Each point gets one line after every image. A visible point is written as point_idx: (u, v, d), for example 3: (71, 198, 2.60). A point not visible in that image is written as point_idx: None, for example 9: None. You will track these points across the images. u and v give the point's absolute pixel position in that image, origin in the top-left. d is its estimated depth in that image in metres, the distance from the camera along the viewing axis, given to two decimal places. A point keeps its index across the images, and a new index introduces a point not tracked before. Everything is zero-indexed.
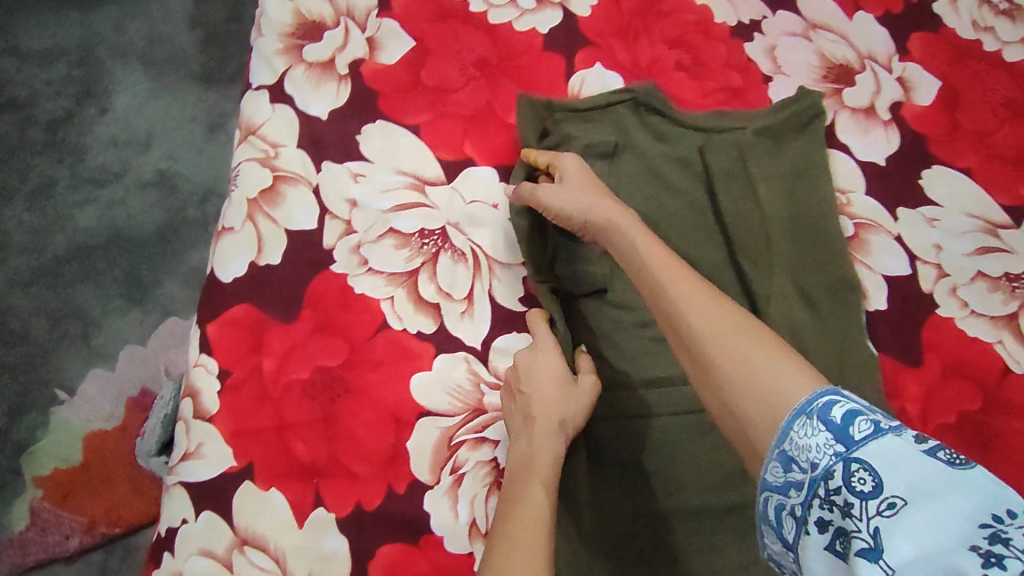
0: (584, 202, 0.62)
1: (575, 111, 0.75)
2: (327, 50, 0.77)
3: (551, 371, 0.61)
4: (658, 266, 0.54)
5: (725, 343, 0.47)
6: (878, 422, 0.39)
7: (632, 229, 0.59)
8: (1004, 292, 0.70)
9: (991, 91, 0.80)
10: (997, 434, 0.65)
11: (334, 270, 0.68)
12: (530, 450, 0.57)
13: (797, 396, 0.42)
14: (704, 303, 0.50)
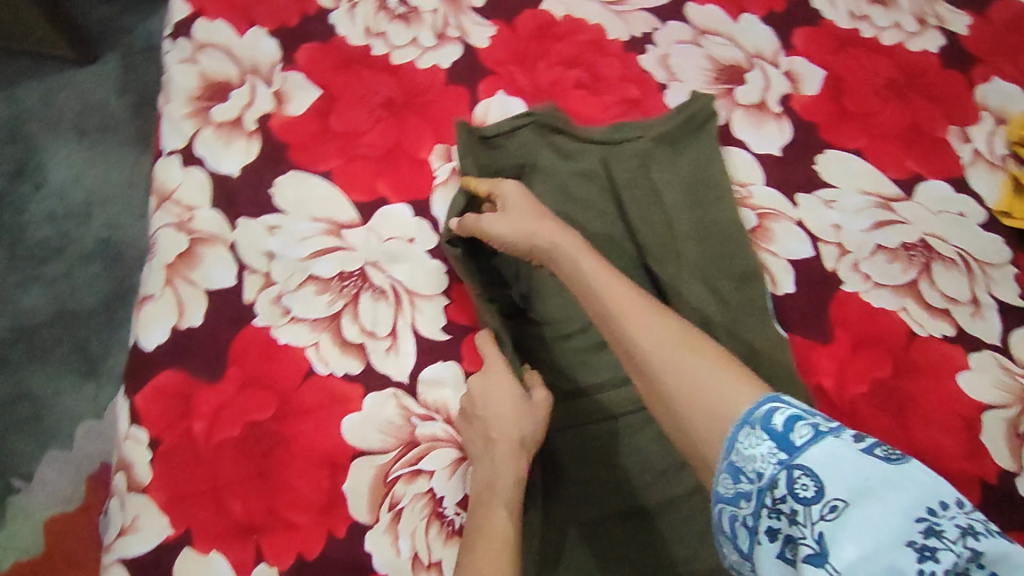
0: (527, 228, 0.63)
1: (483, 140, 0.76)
2: (234, 109, 0.77)
3: (508, 394, 0.62)
4: (604, 287, 0.56)
5: (674, 361, 0.51)
6: (816, 426, 0.44)
7: (578, 254, 0.60)
8: (902, 262, 0.75)
9: (874, 74, 0.84)
10: (909, 397, 0.69)
11: (256, 323, 0.68)
12: (494, 475, 0.59)
13: (741, 406, 0.47)
14: (652, 321, 0.53)
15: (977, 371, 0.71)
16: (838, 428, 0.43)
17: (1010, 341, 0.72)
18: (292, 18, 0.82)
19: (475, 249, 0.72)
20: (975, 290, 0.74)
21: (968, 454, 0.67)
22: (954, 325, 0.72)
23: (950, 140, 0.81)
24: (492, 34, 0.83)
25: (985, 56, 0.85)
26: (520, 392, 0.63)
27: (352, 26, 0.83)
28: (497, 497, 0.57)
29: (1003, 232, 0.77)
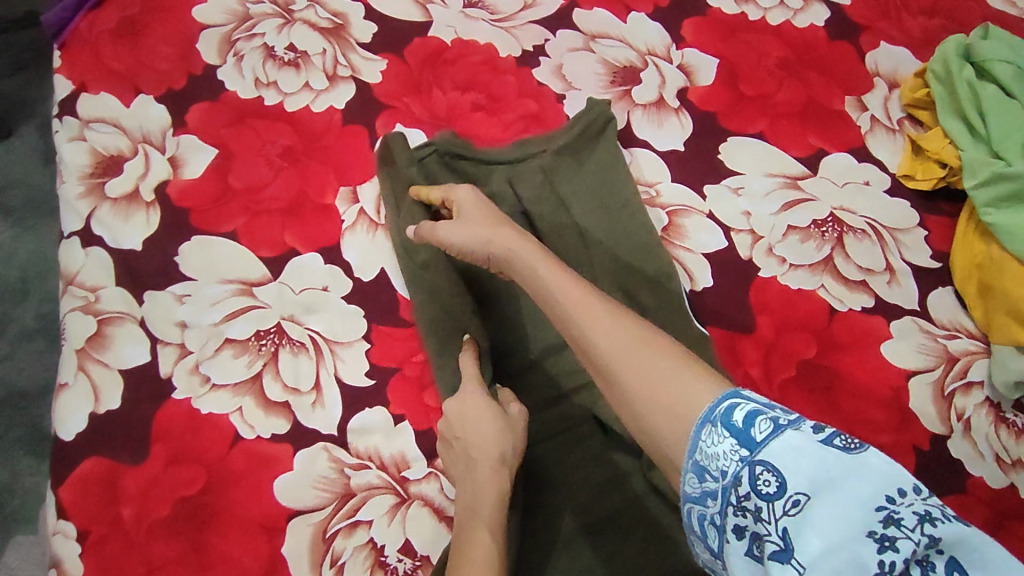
0: (482, 234, 0.57)
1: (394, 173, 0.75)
2: (129, 181, 0.75)
3: (487, 413, 0.60)
4: (563, 288, 0.51)
5: (629, 362, 0.45)
6: (776, 419, 0.39)
7: (535, 258, 0.54)
8: (816, 239, 0.75)
9: (765, 56, 0.85)
10: (836, 373, 0.69)
11: (175, 397, 0.66)
12: (475, 497, 0.57)
13: (701, 405, 0.42)
14: (608, 322, 0.48)
15: (899, 338, 0.71)
16: (799, 418, 0.39)
17: (927, 302, 0.73)
18: (179, 81, 0.81)
19: (434, 264, 0.70)
20: (890, 258, 0.75)
21: (899, 423, 0.67)
22: (873, 295, 0.73)
23: (848, 110, 0.82)
24: (383, 68, 0.83)
25: (868, 24, 0.87)
26: (496, 408, 0.60)
27: (242, 79, 0.82)
28: (480, 516, 0.56)
29: (908, 194, 0.78)
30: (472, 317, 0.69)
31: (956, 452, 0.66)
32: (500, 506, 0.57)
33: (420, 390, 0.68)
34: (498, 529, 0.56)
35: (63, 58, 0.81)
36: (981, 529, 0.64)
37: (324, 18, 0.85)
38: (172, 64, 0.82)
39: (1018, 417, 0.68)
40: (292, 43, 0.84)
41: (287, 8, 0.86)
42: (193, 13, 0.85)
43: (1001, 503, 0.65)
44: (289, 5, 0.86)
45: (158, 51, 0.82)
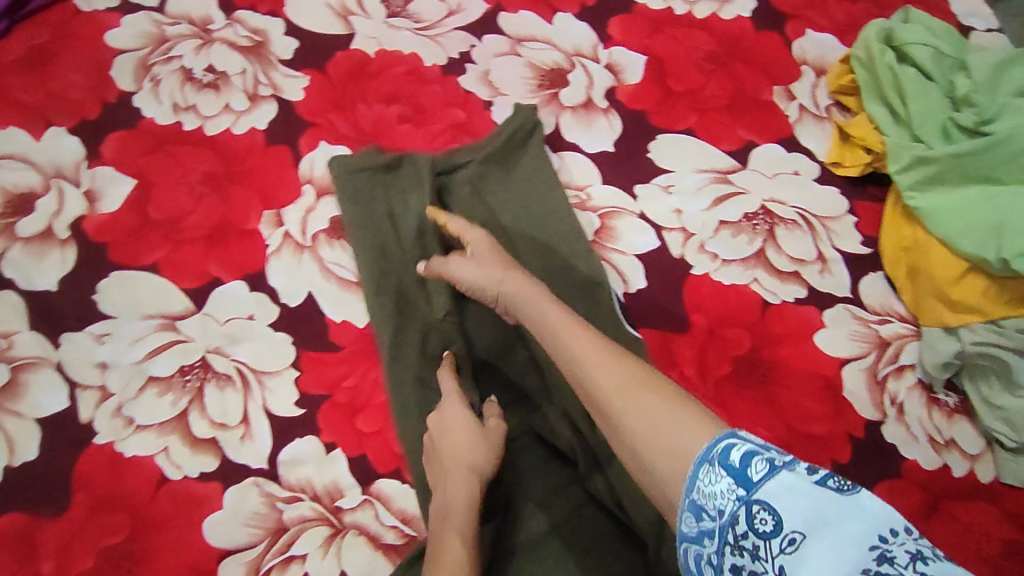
0: (495, 275, 0.59)
1: (346, 184, 0.73)
2: (41, 219, 0.73)
3: (464, 426, 0.60)
4: (570, 332, 0.51)
5: (631, 402, 0.45)
6: (773, 459, 0.39)
7: (544, 303, 0.55)
8: (747, 233, 0.75)
9: (693, 50, 0.84)
10: (771, 366, 0.69)
11: (97, 442, 0.64)
12: (446, 504, 0.56)
13: (698, 445, 0.42)
14: (609, 362, 0.48)
15: (831, 327, 0.72)
16: (794, 459, 0.39)
17: (858, 289, 0.73)
18: (92, 110, 0.78)
19: (407, 283, 0.70)
20: (821, 247, 0.75)
21: (833, 412, 0.68)
22: (805, 286, 0.73)
23: (776, 100, 0.82)
24: (306, 85, 0.81)
25: (796, 11, 0.86)
26: (473, 420, 0.60)
27: (159, 105, 0.79)
28: (450, 521, 0.55)
29: (837, 182, 0.78)
30: (456, 334, 0.69)
31: (890, 437, 0.67)
32: (473, 512, 0.56)
33: (352, 415, 0.67)
34: (471, 535, 0.55)
35: None
36: (912, 514, 0.65)
37: (243, 36, 0.83)
38: (84, 93, 0.79)
39: (950, 397, 0.69)
40: (210, 64, 0.81)
41: (204, 28, 0.83)
42: (106, 39, 0.82)
43: (935, 484, 0.66)
44: (206, 25, 0.83)
45: (69, 80, 0.79)
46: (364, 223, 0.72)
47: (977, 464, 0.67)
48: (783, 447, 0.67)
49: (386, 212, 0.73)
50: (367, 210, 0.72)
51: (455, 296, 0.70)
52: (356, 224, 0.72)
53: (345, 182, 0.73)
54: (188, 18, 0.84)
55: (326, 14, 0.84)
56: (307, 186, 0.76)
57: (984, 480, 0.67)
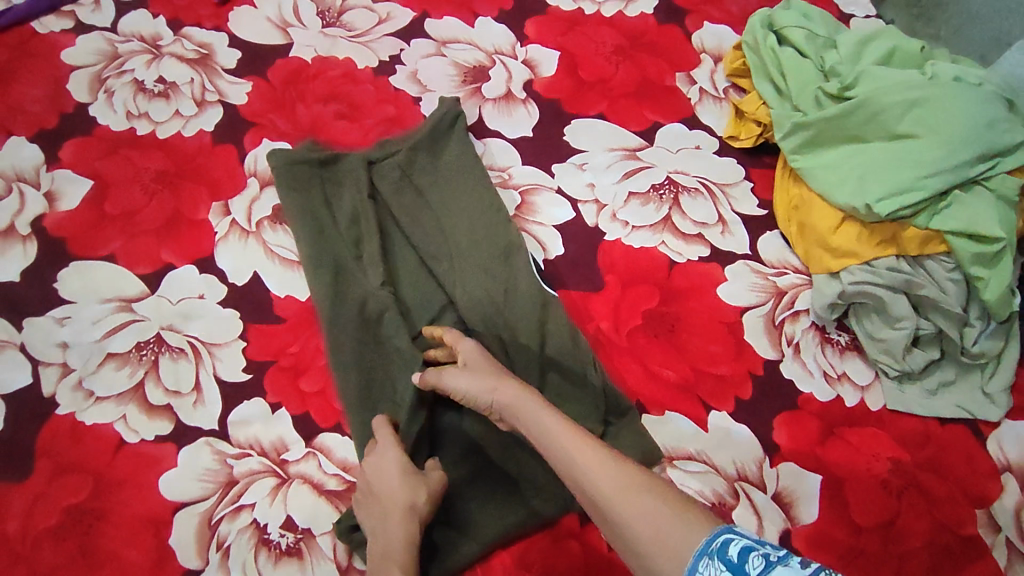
0: (487, 383, 0.60)
1: (282, 177, 0.80)
2: (4, 218, 0.79)
3: (397, 468, 0.63)
4: (564, 437, 0.53)
5: (631, 504, 0.47)
6: (768, 555, 0.41)
7: (539, 409, 0.56)
8: (655, 202, 0.83)
9: (602, 45, 0.93)
10: (677, 318, 0.76)
11: (59, 412, 0.69)
12: (386, 545, 0.59)
13: (696, 540, 0.44)
14: (606, 465, 0.50)
15: (733, 280, 0.79)
16: (787, 555, 0.41)
17: (757, 246, 0.81)
18: (50, 120, 0.85)
19: (345, 260, 0.76)
20: (721, 211, 0.82)
21: (734, 353, 0.74)
22: (708, 245, 0.80)
23: (678, 85, 0.91)
24: (249, 89, 0.89)
25: (693, 7, 0.97)
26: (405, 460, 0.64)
27: (113, 113, 0.86)
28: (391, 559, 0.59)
29: (734, 153, 0.86)
30: (390, 305, 0.74)
31: (787, 374, 0.74)
32: (412, 547, 0.60)
33: (296, 377, 0.72)
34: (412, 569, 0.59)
35: None
36: (810, 439, 0.71)
37: (191, 50, 0.91)
38: (43, 105, 0.86)
39: (841, 336, 0.76)
40: (161, 75, 0.89)
41: (154, 44, 0.91)
42: (62, 57, 0.89)
43: (830, 414, 0.72)
44: (156, 41, 0.92)
45: (28, 94, 0.86)
46: (299, 210, 0.78)
47: (867, 394, 0.74)
48: (690, 387, 0.72)
49: (323, 200, 0.79)
50: (304, 199, 0.79)
51: (387, 274, 0.76)
52: (293, 211, 0.78)
53: (282, 175, 0.80)
54: (139, 35, 0.92)
55: (267, 27, 0.93)
56: (252, 178, 0.83)
57: (873, 408, 0.73)
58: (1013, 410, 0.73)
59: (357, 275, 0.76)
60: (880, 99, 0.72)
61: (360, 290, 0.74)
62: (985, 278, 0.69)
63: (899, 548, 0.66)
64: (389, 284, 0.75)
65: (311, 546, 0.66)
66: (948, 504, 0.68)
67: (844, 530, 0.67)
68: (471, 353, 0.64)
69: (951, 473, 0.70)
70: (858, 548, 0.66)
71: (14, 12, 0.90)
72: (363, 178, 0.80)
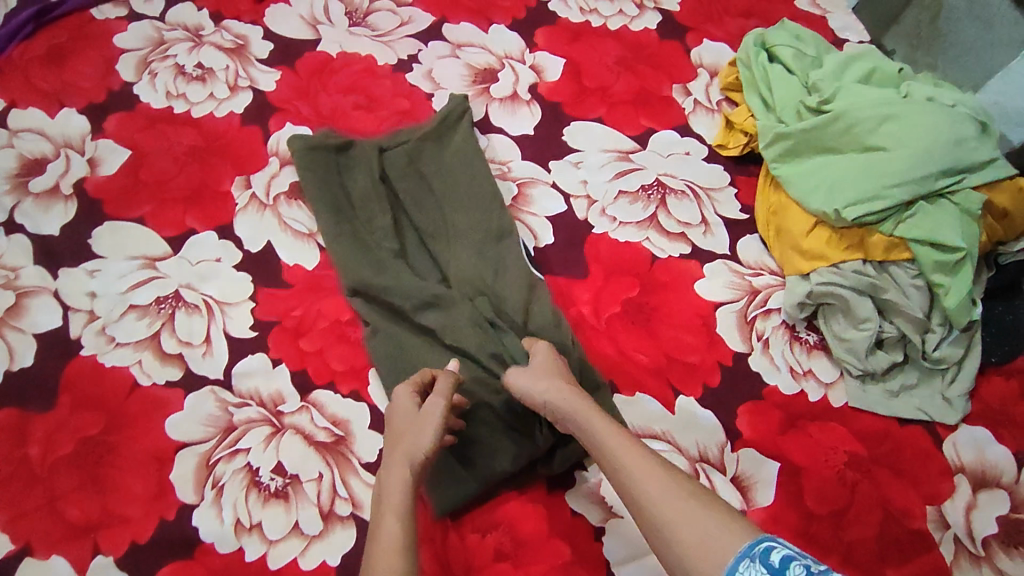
0: (550, 385, 0.65)
1: (300, 156, 0.87)
2: (51, 179, 0.88)
3: (408, 422, 0.65)
4: (624, 449, 0.58)
5: (680, 511, 0.52)
6: (809, 566, 0.45)
7: (600, 419, 0.61)
8: (642, 201, 0.88)
9: (605, 55, 1.00)
10: (655, 308, 0.80)
11: (84, 354, 0.77)
12: (382, 490, 0.61)
13: (739, 543, 0.49)
14: (656, 475, 0.55)
15: (711, 277, 0.83)
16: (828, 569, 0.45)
17: (736, 247, 0.85)
18: (98, 96, 0.94)
19: (350, 236, 0.83)
20: (705, 213, 0.87)
21: (706, 344, 0.78)
22: (689, 244, 0.85)
23: (674, 95, 0.97)
24: (278, 78, 0.97)
25: (694, 25, 1.03)
26: (413, 406, 0.67)
27: (154, 92, 0.95)
28: (388, 505, 0.59)
29: (722, 160, 0.91)
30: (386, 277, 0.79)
31: (756, 367, 0.77)
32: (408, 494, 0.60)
33: (296, 337, 0.78)
34: (406, 515, 0.58)
35: None
36: (773, 430, 0.74)
37: (228, 40, 1.00)
38: (93, 82, 0.95)
39: (811, 335, 0.79)
40: (199, 61, 0.98)
41: (196, 34, 1.00)
42: (114, 41, 0.99)
43: (794, 406, 0.75)
44: (198, 31, 1.01)
45: (82, 72, 0.96)
46: (315, 189, 0.86)
47: (831, 391, 0.76)
48: (661, 371, 0.76)
49: (337, 181, 0.87)
50: (319, 178, 0.86)
51: (389, 251, 0.82)
52: (309, 188, 0.85)
53: (300, 154, 0.87)
54: (183, 25, 1.01)
55: (299, 23, 1.01)
56: (274, 157, 0.91)
57: (836, 405, 0.76)
58: (972, 416, 0.76)
59: (362, 249, 0.82)
60: (855, 113, 0.78)
61: (376, 256, 0.82)
62: (946, 286, 0.72)
63: (849, 537, 0.69)
64: (400, 258, 0.82)
65: (297, 490, 0.71)
66: (902, 499, 0.71)
67: (799, 516, 0.70)
68: (541, 354, 0.69)
69: (908, 470, 0.72)
70: (811, 534, 0.69)
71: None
72: (373, 160, 0.87)
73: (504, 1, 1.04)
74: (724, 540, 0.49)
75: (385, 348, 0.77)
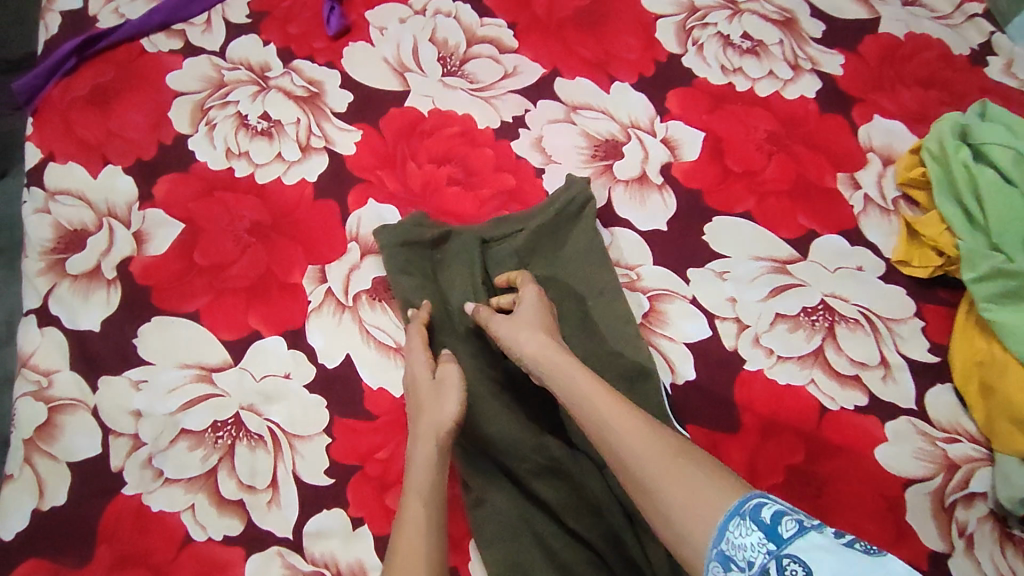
0: (526, 333, 0.60)
1: (391, 249, 0.71)
2: (91, 257, 0.73)
3: (427, 389, 0.61)
4: (603, 402, 0.53)
5: (668, 470, 0.48)
6: (801, 520, 0.43)
7: (574, 366, 0.57)
8: (806, 329, 0.71)
9: (753, 129, 0.82)
10: (826, 481, 0.65)
11: (126, 492, 0.63)
12: (410, 470, 0.57)
13: (729, 501, 0.46)
14: (638, 430, 0.51)
15: (894, 441, 0.67)
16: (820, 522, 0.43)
17: (924, 400, 0.69)
18: (148, 151, 0.79)
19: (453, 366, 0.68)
20: (884, 350, 0.70)
21: (895, 538, 0.63)
22: (866, 392, 0.69)
23: (839, 188, 0.79)
24: (358, 139, 0.81)
25: (863, 95, 0.85)
26: (429, 376, 0.63)
27: (212, 149, 0.79)
28: (412, 486, 0.56)
29: (903, 281, 0.74)
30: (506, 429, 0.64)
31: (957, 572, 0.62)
32: (432, 473, 0.56)
33: (380, 491, 0.65)
34: (432, 500, 0.55)
35: (32, 125, 0.79)
36: None
37: (300, 86, 0.83)
38: (143, 132, 0.80)
39: None
40: (266, 111, 0.81)
41: (262, 75, 0.83)
42: (167, 81, 0.83)
43: None
44: (265, 72, 0.84)
45: (129, 119, 0.80)
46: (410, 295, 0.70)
47: None
48: None
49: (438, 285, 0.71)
50: (418, 281, 0.71)
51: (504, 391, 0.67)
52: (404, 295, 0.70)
53: (394, 250, 0.71)
54: (247, 63, 0.84)
55: (384, 69, 0.85)
56: (353, 243, 0.75)
57: None
58: None
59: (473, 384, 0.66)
60: None
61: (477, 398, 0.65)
62: None
63: None
64: (505, 393, 0.67)
65: None
66: None
67: None
68: (527, 303, 0.63)
69: None
70: None
71: (126, 28, 0.84)
72: (476, 260, 0.72)
73: (628, 51, 0.86)
74: (713, 499, 0.46)
75: (499, 531, 0.62)
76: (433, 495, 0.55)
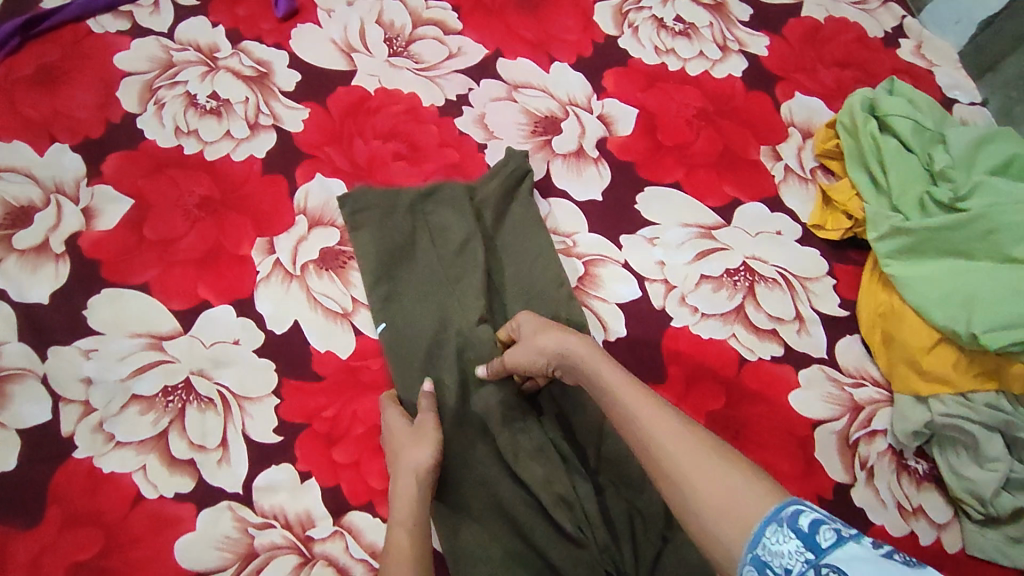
0: (551, 335, 0.58)
1: (351, 215, 0.76)
2: (38, 233, 0.74)
3: (404, 436, 0.63)
4: (631, 397, 0.51)
5: (705, 473, 0.45)
6: (840, 529, 0.41)
7: (603, 363, 0.54)
8: (728, 288, 0.76)
9: (684, 106, 0.87)
10: (745, 424, 0.70)
11: (77, 456, 0.65)
12: (394, 509, 0.59)
13: (765, 504, 0.43)
14: (671, 428, 0.48)
15: (806, 387, 0.72)
16: (858, 533, 0.41)
17: (834, 350, 0.75)
18: (96, 129, 0.80)
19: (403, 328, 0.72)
20: (799, 307, 0.76)
21: (805, 471, 0.68)
22: (782, 344, 0.74)
23: (762, 160, 0.84)
24: (306, 117, 0.83)
25: (785, 73, 0.90)
26: (405, 422, 0.65)
27: (161, 128, 0.81)
28: (395, 523, 0.58)
29: (818, 244, 0.80)
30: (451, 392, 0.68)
31: (861, 500, 0.68)
32: (416, 507, 0.59)
33: (327, 445, 0.68)
34: (418, 531, 0.57)
35: None
36: None
37: (249, 66, 0.85)
38: (90, 111, 0.81)
39: (920, 463, 0.70)
40: (214, 91, 0.83)
41: (211, 56, 0.85)
42: (114, 62, 0.84)
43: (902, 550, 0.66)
44: (213, 53, 0.86)
45: (77, 99, 0.81)
46: (373, 256, 0.74)
47: (944, 533, 0.67)
48: None
49: (400, 247, 0.75)
50: (385, 239, 0.75)
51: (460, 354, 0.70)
52: (364, 254, 0.75)
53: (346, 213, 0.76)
54: (195, 44, 0.86)
55: (332, 49, 0.87)
56: (301, 216, 0.78)
57: (951, 550, 0.67)
58: None
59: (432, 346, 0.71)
60: (998, 217, 0.69)
61: (444, 403, 0.67)
62: None
63: None
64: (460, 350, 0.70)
65: None
66: None
67: None
68: (526, 323, 0.62)
69: None
70: None
71: (71, 9, 0.85)
72: (437, 235, 0.76)
73: (568, 33, 0.90)
74: (749, 499, 0.43)
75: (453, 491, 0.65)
76: (414, 525, 0.58)
